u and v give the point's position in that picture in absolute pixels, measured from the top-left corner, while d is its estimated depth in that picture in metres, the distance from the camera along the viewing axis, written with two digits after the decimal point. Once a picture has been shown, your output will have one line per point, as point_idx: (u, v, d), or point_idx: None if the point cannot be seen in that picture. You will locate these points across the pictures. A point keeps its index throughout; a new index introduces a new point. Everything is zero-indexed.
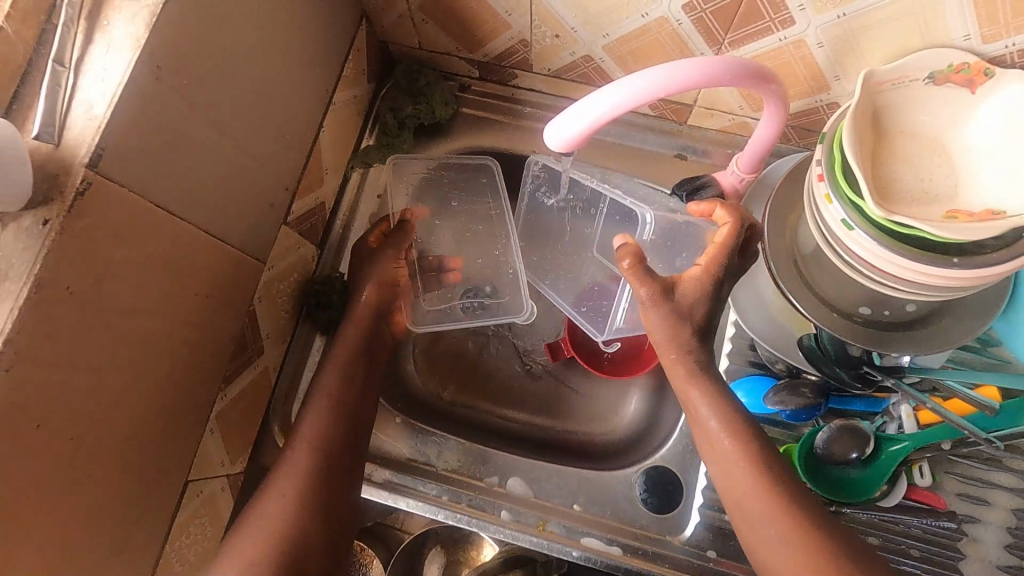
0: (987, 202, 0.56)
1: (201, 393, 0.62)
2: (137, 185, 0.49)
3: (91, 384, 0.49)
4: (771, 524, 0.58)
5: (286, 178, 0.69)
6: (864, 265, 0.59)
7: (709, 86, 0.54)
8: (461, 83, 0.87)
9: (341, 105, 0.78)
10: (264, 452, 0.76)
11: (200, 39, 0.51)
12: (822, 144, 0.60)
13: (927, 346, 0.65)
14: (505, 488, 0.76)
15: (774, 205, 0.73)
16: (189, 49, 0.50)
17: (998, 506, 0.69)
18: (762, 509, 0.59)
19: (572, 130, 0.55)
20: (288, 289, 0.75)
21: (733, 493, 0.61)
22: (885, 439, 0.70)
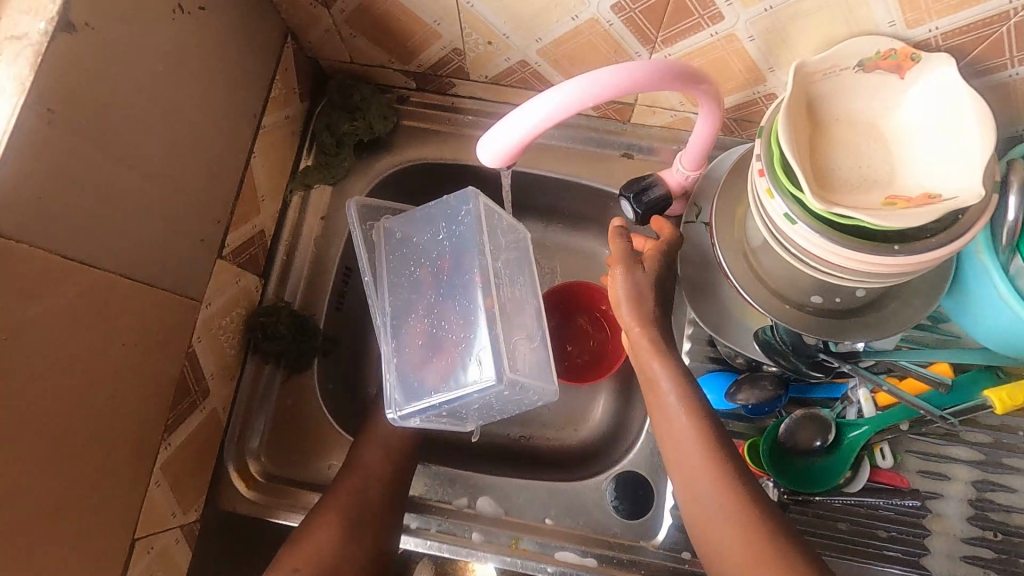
0: (923, 184, 0.56)
1: (141, 446, 0.59)
2: (38, 237, 0.45)
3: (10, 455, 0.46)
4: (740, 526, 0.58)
5: (217, 210, 0.65)
6: (811, 257, 0.59)
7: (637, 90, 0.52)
8: (399, 95, 0.85)
9: (272, 128, 0.74)
10: (221, 496, 0.73)
11: (98, 75, 0.48)
12: (760, 138, 0.59)
13: (881, 331, 0.66)
14: (475, 509, 0.74)
15: (718, 205, 0.73)
16: (85, 87, 0.47)
17: (958, 480, 0.70)
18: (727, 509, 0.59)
19: (504, 145, 0.54)
20: (232, 324, 0.72)
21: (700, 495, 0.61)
22: (845, 426, 0.70)
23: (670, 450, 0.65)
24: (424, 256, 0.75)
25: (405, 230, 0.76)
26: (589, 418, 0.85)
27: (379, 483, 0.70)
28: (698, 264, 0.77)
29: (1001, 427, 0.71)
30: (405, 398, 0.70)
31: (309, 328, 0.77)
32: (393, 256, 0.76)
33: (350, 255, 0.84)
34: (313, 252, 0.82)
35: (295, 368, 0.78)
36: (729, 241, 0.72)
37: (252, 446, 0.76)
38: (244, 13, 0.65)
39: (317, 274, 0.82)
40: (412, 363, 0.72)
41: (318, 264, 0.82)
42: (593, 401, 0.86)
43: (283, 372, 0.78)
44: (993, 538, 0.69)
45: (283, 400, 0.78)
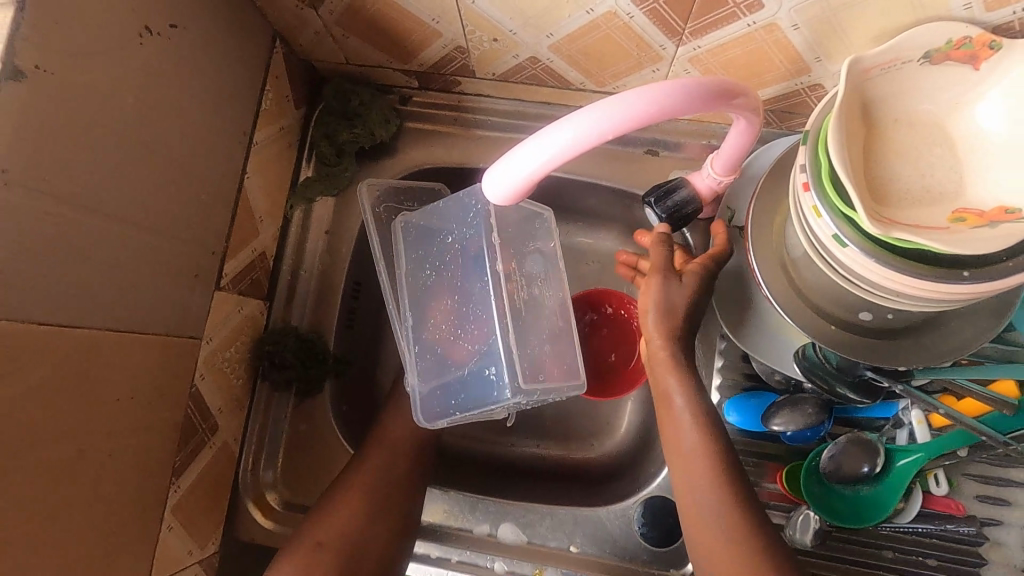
0: (997, 197, 0.49)
1: (147, 495, 0.57)
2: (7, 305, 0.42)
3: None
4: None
5: (210, 241, 0.61)
6: (865, 282, 0.52)
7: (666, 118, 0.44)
8: (401, 95, 0.78)
9: (266, 143, 0.69)
10: (239, 527, 0.71)
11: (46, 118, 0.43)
12: (805, 146, 0.52)
13: (940, 356, 0.59)
14: (497, 537, 0.71)
15: (757, 206, 0.66)
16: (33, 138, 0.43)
17: (1020, 506, 0.64)
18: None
19: (511, 182, 0.46)
20: (236, 355, 0.69)
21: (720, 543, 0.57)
22: (895, 451, 0.64)
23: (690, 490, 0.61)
24: (440, 256, 0.69)
25: (425, 229, 0.69)
26: (613, 434, 0.81)
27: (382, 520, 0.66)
28: (732, 275, 0.71)
29: None
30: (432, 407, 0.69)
31: (319, 353, 0.74)
32: (415, 249, 0.69)
33: (356, 269, 0.80)
34: (319, 269, 0.78)
35: (307, 394, 0.75)
36: (766, 252, 0.65)
37: (267, 476, 0.74)
38: (223, 25, 0.59)
39: (324, 293, 0.78)
40: (435, 371, 0.68)
41: (326, 282, 0.78)
42: (618, 415, 0.82)
43: (294, 397, 0.75)
44: None
45: (297, 427, 0.75)
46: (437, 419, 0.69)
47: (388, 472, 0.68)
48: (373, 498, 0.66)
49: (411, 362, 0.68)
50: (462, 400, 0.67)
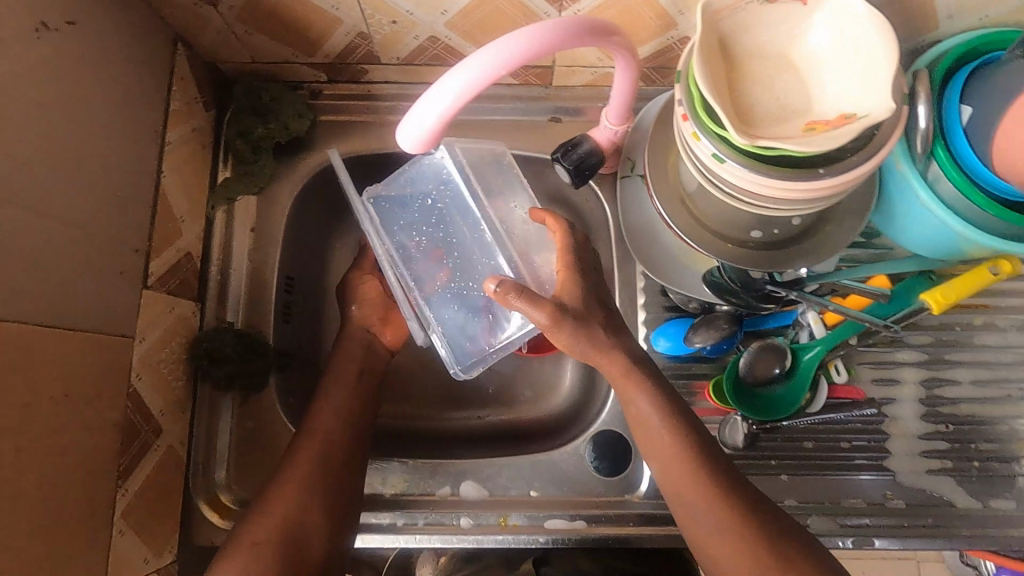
0: (838, 106, 0.58)
1: (92, 498, 0.55)
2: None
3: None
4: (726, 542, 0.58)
5: (132, 239, 0.61)
6: (744, 193, 0.60)
7: (546, 53, 0.49)
8: (311, 90, 0.81)
9: (179, 144, 0.70)
10: (196, 531, 0.70)
11: None
12: (679, 83, 0.59)
13: (821, 255, 0.69)
14: (460, 495, 0.74)
15: (652, 151, 0.73)
16: None
17: (908, 382, 0.75)
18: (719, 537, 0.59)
19: (422, 129, 0.50)
20: (173, 356, 0.68)
21: (674, 478, 0.62)
22: (799, 350, 0.73)
23: (652, 453, 0.64)
24: (428, 217, 0.77)
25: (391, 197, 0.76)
26: (559, 387, 0.86)
27: (337, 499, 0.66)
28: (640, 219, 0.78)
29: (939, 326, 0.76)
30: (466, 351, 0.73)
31: (258, 347, 0.74)
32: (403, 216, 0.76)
33: (288, 263, 0.81)
34: (249, 267, 0.78)
35: (252, 389, 0.75)
36: (666, 189, 0.72)
37: (220, 476, 0.73)
38: (120, 25, 0.60)
39: (257, 290, 0.78)
40: (456, 320, 0.74)
41: (257, 278, 0.78)
42: (562, 369, 0.87)
43: (238, 395, 0.75)
44: (945, 430, 0.74)
45: (245, 424, 0.75)
46: (472, 365, 0.72)
47: (338, 449, 0.69)
48: (335, 472, 0.67)
49: (427, 317, 0.73)
50: (490, 337, 0.74)
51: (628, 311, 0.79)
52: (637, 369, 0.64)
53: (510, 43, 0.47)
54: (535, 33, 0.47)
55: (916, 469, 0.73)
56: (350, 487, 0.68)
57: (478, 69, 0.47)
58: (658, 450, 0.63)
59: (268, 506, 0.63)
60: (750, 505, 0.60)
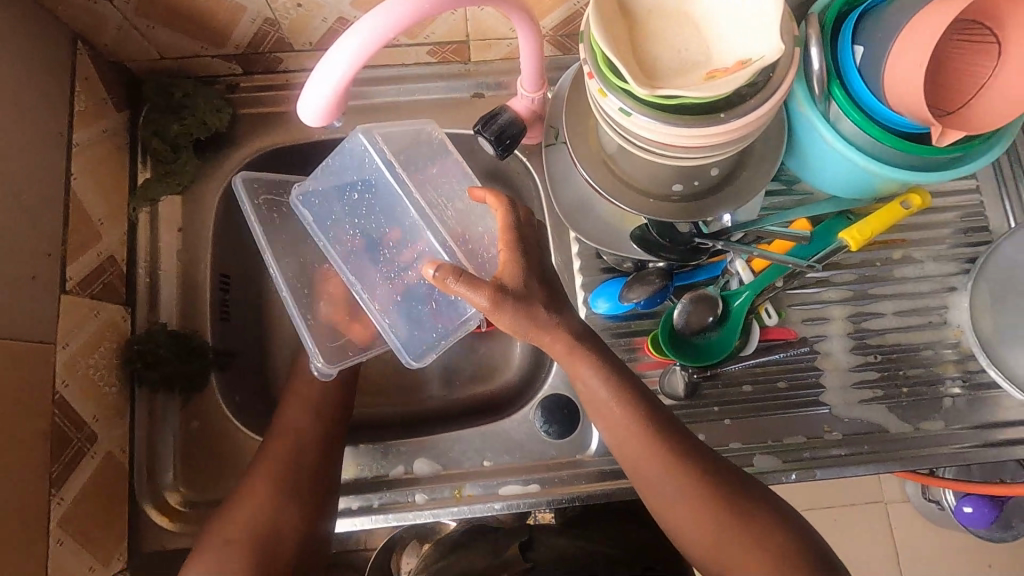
0: (735, 53, 0.60)
1: (20, 508, 0.54)
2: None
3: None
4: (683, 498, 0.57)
5: (41, 243, 0.60)
6: (656, 145, 0.62)
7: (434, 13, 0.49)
8: (228, 84, 0.80)
9: (88, 146, 0.68)
10: (145, 537, 0.69)
11: None
12: (582, 43, 0.61)
13: (739, 201, 0.72)
14: (413, 473, 0.74)
15: (572, 118, 0.74)
16: None
17: (837, 319, 0.78)
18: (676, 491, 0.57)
19: (321, 100, 0.51)
20: (103, 362, 0.67)
21: (627, 446, 0.60)
22: (730, 297, 0.75)
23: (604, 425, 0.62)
24: (360, 211, 0.74)
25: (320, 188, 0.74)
26: (510, 360, 0.87)
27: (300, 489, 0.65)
28: (569, 185, 0.79)
29: (862, 263, 0.79)
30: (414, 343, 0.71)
31: (195, 347, 0.73)
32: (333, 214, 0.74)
33: (221, 261, 0.79)
34: (180, 267, 0.77)
35: (192, 390, 0.73)
36: (588, 153, 0.74)
37: (167, 480, 0.72)
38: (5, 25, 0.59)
39: (191, 290, 0.77)
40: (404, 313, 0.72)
41: (189, 278, 0.77)
42: (512, 343, 0.87)
43: (179, 397, 0.73)
44: (875, 360, 0.77)
45: (189, 426, 0.73)
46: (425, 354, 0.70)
47: (298, 443, 0.68)
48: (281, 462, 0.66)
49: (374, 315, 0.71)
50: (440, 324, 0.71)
51: (565, 277, 0.81)
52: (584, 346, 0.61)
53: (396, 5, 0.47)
54: None
55: (850, 401, 0.76)
56: (322, 478, 0.66)
57: (367, 33, 0.48)
58: (613, 423, 0.61)
59: (235, 504, 0.62)
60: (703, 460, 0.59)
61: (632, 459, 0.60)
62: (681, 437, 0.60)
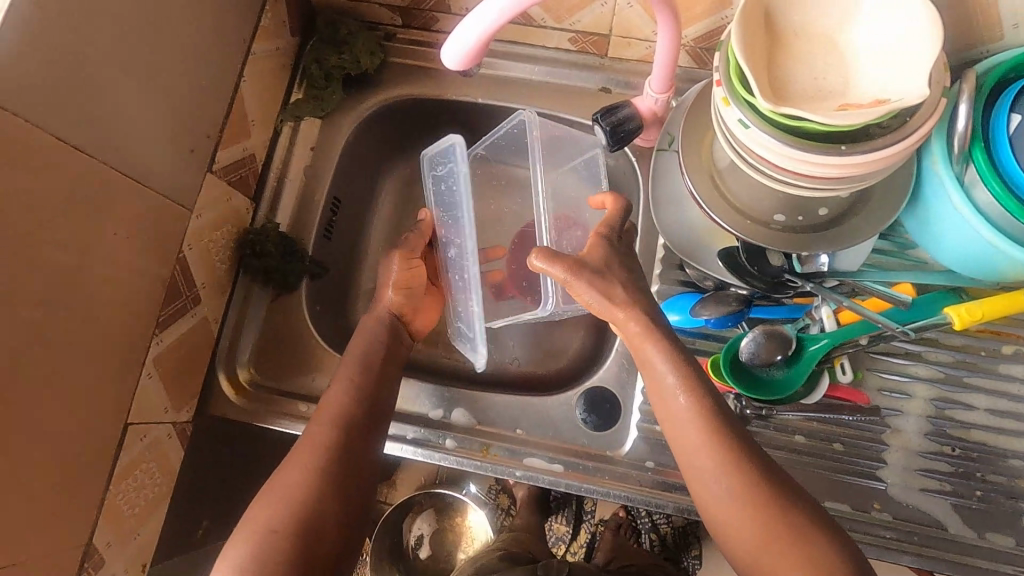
0: (875, 92, 0.58)
1: (129, 335, 0.63)
2: (19, 105, 0.49)
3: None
4: (743, 520, 0.54)
5: (205, 124, 0.70)
6: (766, 164, 0.62)
7: None
8: (386, 32, 0.88)
9: (262, 56, 0.78)
10: (212, 402, 0.78)
11: None
12: (718, 51, 0.62)
13: (841, 244, 0.69)
14: (450, 420, 0.78)
15: (689, 129, 0.75)
16: None
17: (918, 397, 0.73)
18: (734, 507, 0.55)
19: (463, 46, 0.55)
20: (221, 240, 0.76)
21: (686, 451, 0.58)
22: (806, 340, 0.72)
23: (666, 425, 0.60)
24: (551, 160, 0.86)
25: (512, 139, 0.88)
26: (566, 347, 0.89)
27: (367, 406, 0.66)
28: (669, 192, 0.80)
29: (963, 347, 0.73)
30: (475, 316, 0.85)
31: (297, 251, 0.81)
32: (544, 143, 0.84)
33: (337, 186, 0.88)
34: (302, 180, 0.86)
35: (283, 289, 0.82)
36: (697, 164, 0.74)
37: (241, 358, 0.80)
38: None
39: (306, 202, 0.85)
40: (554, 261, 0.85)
41: (307, 193, 0.86)
42: (573, 332, 0.89)
43: (271, 292, 0.82)
44: (951, 453, 0.71)
45: (272, 317, 0.82)
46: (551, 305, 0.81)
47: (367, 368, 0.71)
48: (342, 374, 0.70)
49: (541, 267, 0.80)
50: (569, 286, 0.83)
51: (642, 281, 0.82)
52: (656, 327, 0.63)
53: None
54: None
55: (910, 485, 0.71)
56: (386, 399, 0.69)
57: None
58: (682, 436, 0.59)
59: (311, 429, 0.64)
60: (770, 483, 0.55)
61: (694, 470, 0.58)
62: (759, 455, 0.57)
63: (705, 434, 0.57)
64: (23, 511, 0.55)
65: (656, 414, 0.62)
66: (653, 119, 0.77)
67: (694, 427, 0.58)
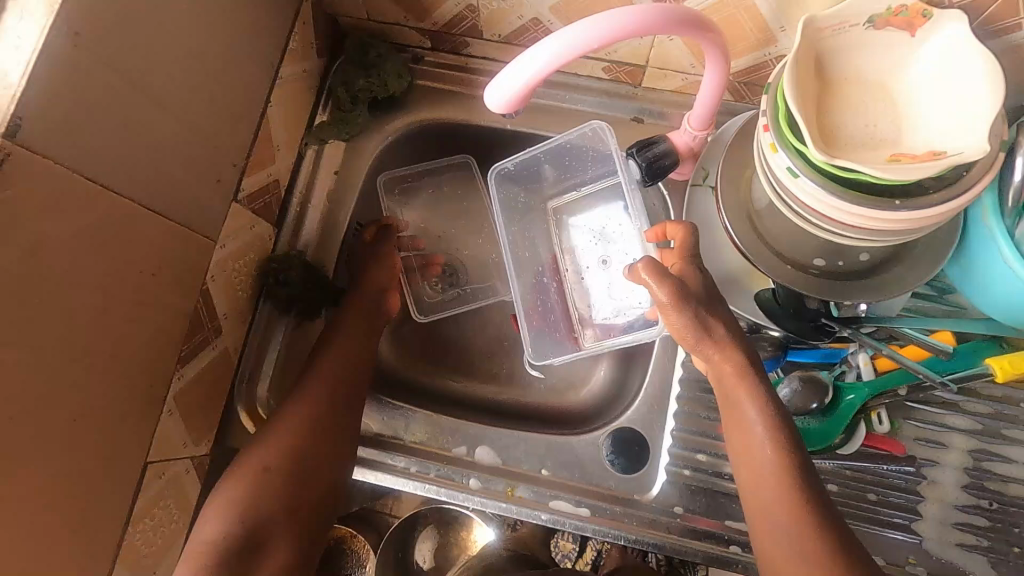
0: (930, 144, 0.56)
1: (153, 374, 0.61)
2: (50, 148, 0.47)
3: (8, 359, 0.47)
4: None
5: (233, 154, 0.68)
6: (813, 213, 0.60)
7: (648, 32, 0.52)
8: (414, 54, 0.86)
9: (288, 80, 0.76)
10: (230, 433, 0.76)
11: (109, 7, 0.51)
12: (766, 94, 0.60)
13: (884, 293, 0.67)
14: (473, 458, 0.76)
15: (726, 168, 0.74)
16: (100, 20, 0.50)
17: (956, 449, 0.71)
18: None
19: (513, 85, 0.53)
20: (245, 269, 0.74)
21: (761, 504, 0.58)
22: (843, 388, 0.72)
23: (744, 469, 0.61)
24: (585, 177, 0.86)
25: (521, 167, 0.86)
26: (589, 380, 0.87)
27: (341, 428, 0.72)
28: (702, 229, 0.78)
29: (1002, 398, 0.71)
30: (535, 343, 0.86)
31: (324, 281, 0.81)
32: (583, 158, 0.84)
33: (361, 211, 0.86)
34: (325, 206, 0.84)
35: (306, 317, 0.81)
36: (734, 202, 0.72)
37: (261, 388, 0.78)
38: None
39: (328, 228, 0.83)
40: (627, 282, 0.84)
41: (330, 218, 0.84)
42: (597, 364, 0.88)
43: (293, 320, 0.81)
44: (988, 507, 0.70)
45: (293, 346, 0.81)
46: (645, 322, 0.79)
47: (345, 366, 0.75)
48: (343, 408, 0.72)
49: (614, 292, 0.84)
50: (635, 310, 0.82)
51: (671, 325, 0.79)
52: (753, 373, 0.63)
53: (616, 16, 0.51)
54: (642, 14, 0.51)
55: (945, 539, 0.69)
56: None
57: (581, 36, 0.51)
58: (760, 491, 0.59)
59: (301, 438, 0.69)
60: (817, 545, 0.54)
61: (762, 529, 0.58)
62: (803, 518, 0.55)
63: (778, 493, 0.58)
64: (45, 561, 0.53)
65: (734, 457, 0.63)
66: (688, 155, 0.75)
67: (765, 473, 0.59)
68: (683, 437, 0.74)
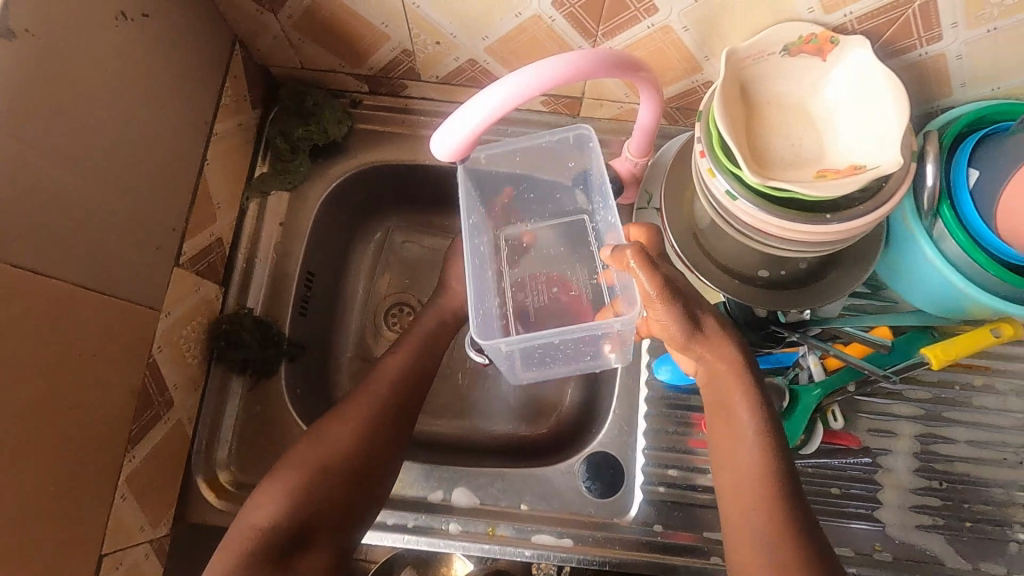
0: (850, 158, 0.60)
1: (102, 459, 0.58)
2: None
3: None
4: None
5: (171, 217, 0.65)
6: (753, 231, 0.63)
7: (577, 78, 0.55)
8: (352, 99, 0.85)
9: (223, 136, 0.74)
10: (191, 508, 0.72)
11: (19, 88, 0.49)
12: (699, 122, 0.63)
13: (822, 297, 0.71)
14: (451, 501, 0.75)
15: (668, 191, 0.76)
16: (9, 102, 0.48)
17: (904, 435, 0.76)
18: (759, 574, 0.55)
19: (455, 138, 0.58)
20: (193, 334, 0.71)
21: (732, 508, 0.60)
22: (799, 390, 0.75)
23: (727, 472, 0.63)
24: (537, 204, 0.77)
25: (483, 179, 0.75)
26: (558, 405, 0.88)
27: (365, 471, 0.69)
28: None
29: (939, 383, 0.77)
30: (479, 323, 0.66)
31: (274, 335, 0.77)
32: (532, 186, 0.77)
33: (311, 260, 0.84)
34: (272, 258, 0.81)
35: (262, 375, 0.77)
36: (679, 222, 0.75)
37: (220, 456, 0.75)
38: (184, 25, 0.66)
39: (279, 281, 0.81)
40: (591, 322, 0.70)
41: (279, 270, 0.81)
42: (564, 389, 0.88)
43: (249, 380, 0.77)
44: (939, 487, 0.74)
45: (251, 408, 0.77)
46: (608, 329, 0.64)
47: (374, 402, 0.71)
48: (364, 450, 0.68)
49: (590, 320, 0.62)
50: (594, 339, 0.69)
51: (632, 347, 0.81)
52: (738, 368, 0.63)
53: (545, 67, 0.54)
54: (568, 64, 0.54)
55: (907, 523, 0.73)
56: None
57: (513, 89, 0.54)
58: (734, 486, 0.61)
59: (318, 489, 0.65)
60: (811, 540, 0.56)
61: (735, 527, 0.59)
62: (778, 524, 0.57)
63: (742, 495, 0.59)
64: None
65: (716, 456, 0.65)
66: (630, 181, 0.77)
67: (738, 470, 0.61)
68: (655, 455, 0.75)
